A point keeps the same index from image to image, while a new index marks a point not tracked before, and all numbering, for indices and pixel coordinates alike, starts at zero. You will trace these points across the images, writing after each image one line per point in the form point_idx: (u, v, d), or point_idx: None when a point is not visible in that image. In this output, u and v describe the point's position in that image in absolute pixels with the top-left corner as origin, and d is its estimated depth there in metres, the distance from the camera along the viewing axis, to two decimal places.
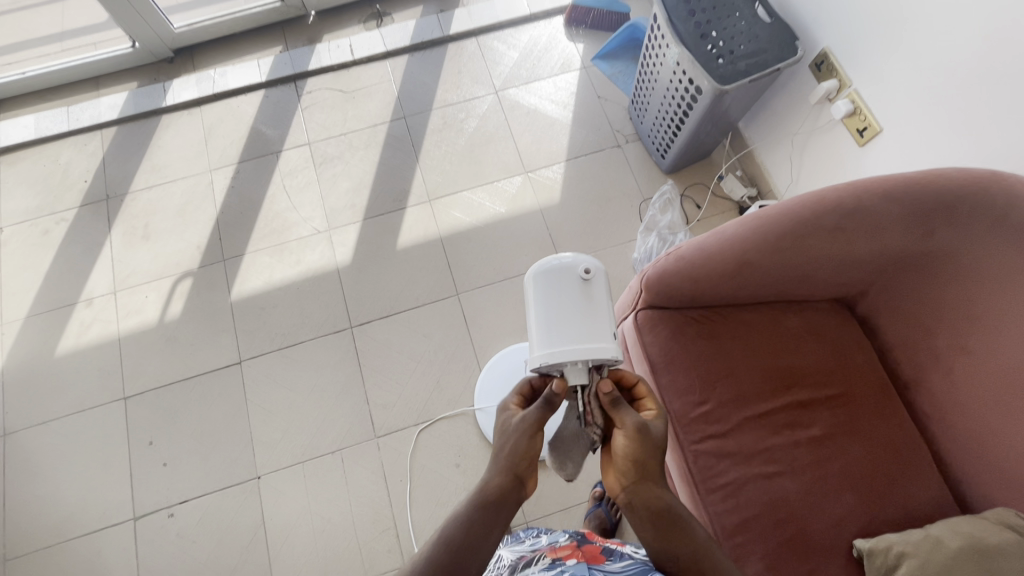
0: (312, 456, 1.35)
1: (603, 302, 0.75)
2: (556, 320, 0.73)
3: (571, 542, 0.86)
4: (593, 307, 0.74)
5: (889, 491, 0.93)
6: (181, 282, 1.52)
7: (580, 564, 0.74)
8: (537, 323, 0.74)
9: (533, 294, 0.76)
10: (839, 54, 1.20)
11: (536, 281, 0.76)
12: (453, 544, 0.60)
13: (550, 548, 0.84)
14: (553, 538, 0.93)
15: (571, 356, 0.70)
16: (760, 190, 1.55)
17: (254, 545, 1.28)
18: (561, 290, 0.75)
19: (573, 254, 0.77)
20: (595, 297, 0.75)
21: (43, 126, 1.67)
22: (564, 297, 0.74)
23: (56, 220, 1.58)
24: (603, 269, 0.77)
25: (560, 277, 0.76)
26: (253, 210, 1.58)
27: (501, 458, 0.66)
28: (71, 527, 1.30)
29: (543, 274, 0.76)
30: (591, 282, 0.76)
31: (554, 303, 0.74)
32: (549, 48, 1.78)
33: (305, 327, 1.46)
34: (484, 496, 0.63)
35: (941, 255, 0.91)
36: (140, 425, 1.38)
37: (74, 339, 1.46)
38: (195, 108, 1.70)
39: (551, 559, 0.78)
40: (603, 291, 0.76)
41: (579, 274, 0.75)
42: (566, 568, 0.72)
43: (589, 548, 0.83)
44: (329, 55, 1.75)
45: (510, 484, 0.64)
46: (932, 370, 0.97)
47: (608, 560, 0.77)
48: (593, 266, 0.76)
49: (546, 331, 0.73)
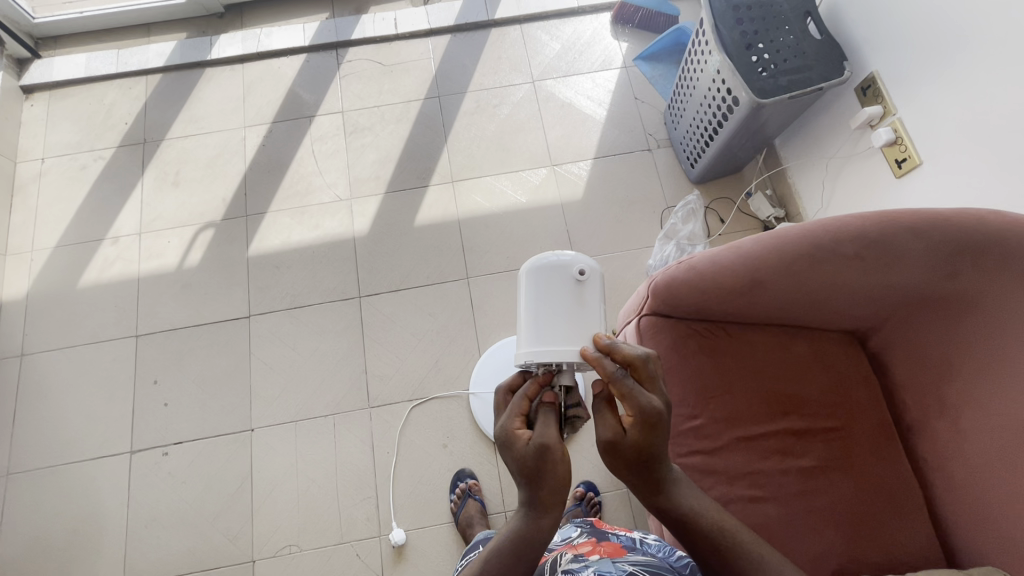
0: (305, 417, 1.37)
1: (594, 304, 0.72)
2: (545, 320, 0.70)
3: (589, 536, 0.87)
4: (583, 310, 0.71)
5: (876, 534, 0.90)
6: (204, 231, 1.55)
7: (603, 560, 0.77)
8: (527, 320, 0.71)
9: (525, 289, 0.73)
10: (887, 79, 1.15)
11: (528, 277, 0.73)
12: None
13: (569, 544, 0.85)
14: (564, 533, 0.92)
15: (558, 358, 0.68)
16: (787, 212, 1.51)
17: (240, 495, 1.31)
18: (553, 289, 0.71)
19: (571, 251, 0.72)
20: (587, 299, 0.71)
21: (93, 66, 1.72)
22: (556, 297, 0.71)
23: (94, 157, 1.63)
24: (600, 271, 0.73)
25: (552, 276, 0.71)
26: (280, 171, 1.61)
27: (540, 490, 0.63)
28: (71, 451, 1.35)
29: (535, 270, 0.72)
30: (586, 283, 0.72)
31: (545, 303, 0.71)
32: (592, 43, 1.76)
33: (315, 291, 1.49)
34: (529, 535, 0.64)
35: (964, 298, 0.87)
36: (148, 364, 1.43)
37: (98, 274, 1.51)
38: (237, 64, 1.74)
39: (574, 555, 0.80)
40: (596, 294, 0.72)
41: (573, 275, 0.71)
42: (591, 564, 0.75)
43: (609, 542, 0.84)
44: (373, 27, 1.76)
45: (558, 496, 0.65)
46: (937, 415, 0.93)
47: (628, 553, 0.79)
48: (589, 267, 0.72)
49: (536, 331, 0.70)
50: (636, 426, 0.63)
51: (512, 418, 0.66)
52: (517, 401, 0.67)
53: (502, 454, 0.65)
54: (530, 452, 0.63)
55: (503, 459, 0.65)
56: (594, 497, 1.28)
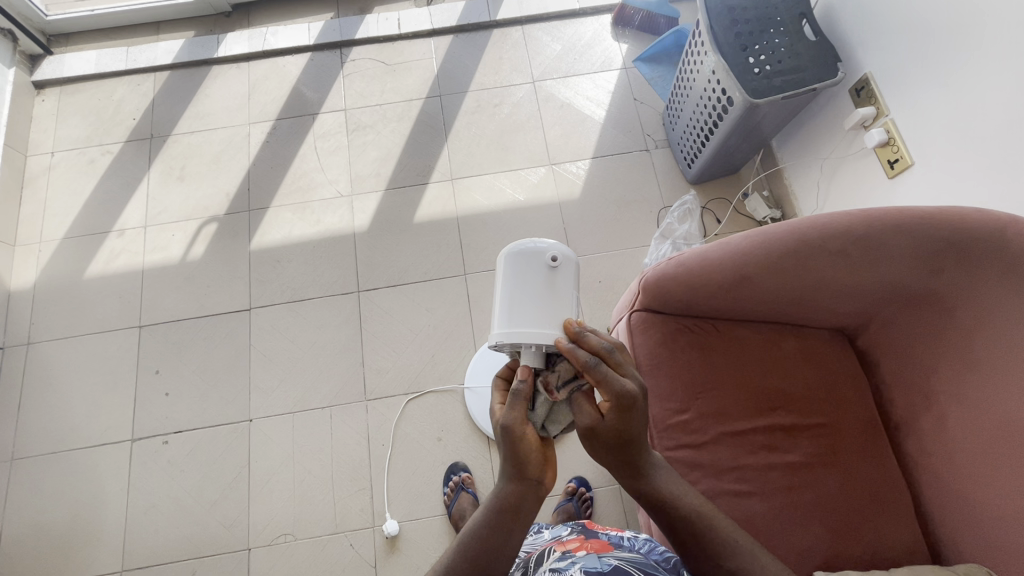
0: (302, 409, 1.39)
1: (567, 292, 0.71)
2: (517, 303, 0.70)
3: (579, 534, 0.88)
4: (556, 297, 0.70)
5: (861, 530, 0.91)
6: (207, 225, 1.58)
7: (590, 555, 0.77)
8: (499, 303, 0.71)
9: (500, 274, 0.73)
10: (881, 80, 1.16)
11: (504, 261, 0.73)
12: (471, 554, 0.65)
13: (557, 541, 0.86)
14: (554, 531, 0.93)
15: (527, 340, 0.67)
16: (783, 213, 1.52)
17: (237, 484, 1.33)
18: (527, 274, 0.71)
19: (547, 239, 0.73)
20: (560, 287, 0.71)
21: (103, 62, 1.76)
22: (528, 282, 0.70)
23: (103, 151, 1.67)
24: (575, 259, 0.73)
25: (527, 261, 0.71)
26: (283, 167, 1.64)
27: (505, 463, 0.67)
28: (75, 438, 1.38)
29: (511, 255, 0.73)
30: (559, 270, 0.71)
31: (517, 286, 0.70)
32: (593, 44, 1.78)
33: (315, 285, 1.51)
34: (498, 507, 0.67)
35: (949, 295, 0.88)
36: (150, 354, 1.46)
37: (103, 265, 1.55)
38: (243, 62, 1.77)
39: (562, 552, 0.80)
40: (569, 281, 0.72)
41: (546, 260, 0.71)
42: (578, 560, 0.75)
43: (598, 540, 0.85)
44: (377, 27, 1.78)
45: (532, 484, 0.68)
46: (924, 413, 0.94)
47: (615, 550, 0.80)
48: (563, 254, 0.72)
49: (507, 315, 0.70)
50: (614, 412, 0.64)
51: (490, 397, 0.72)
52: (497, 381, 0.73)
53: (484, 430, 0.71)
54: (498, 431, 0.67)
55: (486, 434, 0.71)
56: (586, 492, 1.29)
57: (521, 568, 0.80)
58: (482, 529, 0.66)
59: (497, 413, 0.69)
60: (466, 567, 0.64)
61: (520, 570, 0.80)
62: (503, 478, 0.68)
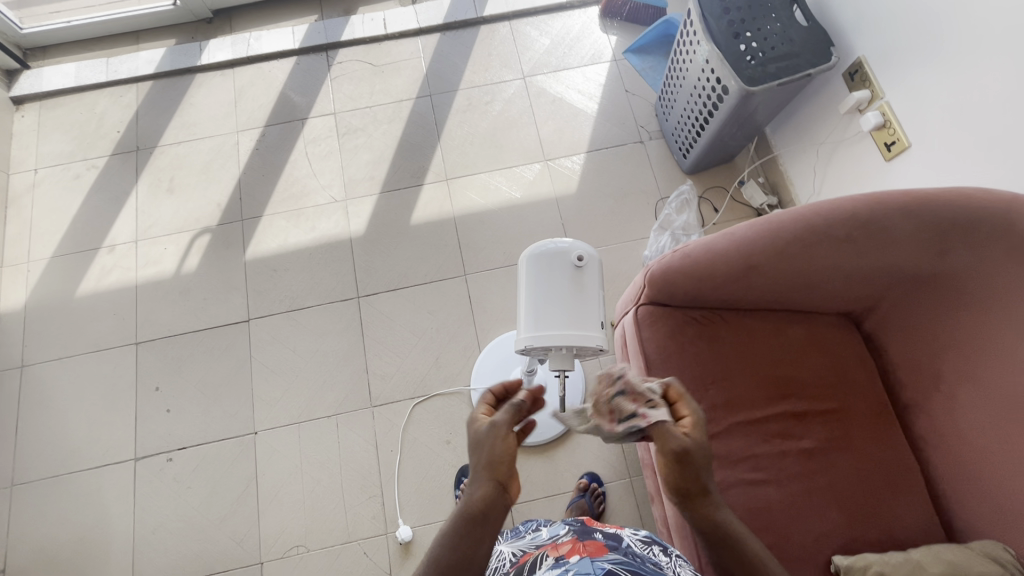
0: (308, 418, 1.38)
1: (593, 291, 0.74)
2: (545, 306, 0.73)
3: (574, 536, 0.86)
4: (583, 296, 0.73)
5: (876, 512, 0.92)
6: (200, 237, 1.56)
7: (583, 560, 0.75)
8: (526, 305, 0.74)
9: (526, 276, 0.75)
10: (875, 63, 1.17)
11: (529, 264, 0.75)
12: (443, 565, 0.57)
13: (552, 545, 0.84)
14: (551, 531, 0.92)
15: (557, 343, 0.71)
16: (780, 199, 1.52)
17: (245, 498, 1.32)
18: (554, 275, 0.73)
19: (570, 239, 0.75)
20: (586, 286, 0.73)
21: (83, 75, 1.72)
22: (555, 283, 0.73)
23: (88, 165, 1.63)
24: (598, 258, 0.75)
25: (553, 263, 0.73)
26: (274, 174, 1.61)
27: (476, 467, 0.60)
28: (75, 461, 1.35)
29: (536, 256, 0.74)
30: (585, 269, 0.74)
31: (545, 289, 0.73)
32: (582, 38, 1.76)
33: (314, 293, 1.49)
34: (465, 512, 0.58)
35: (954, 276, 0.89)
36: (149, 370, 1.43)
37: (95, 282, 1.51)
38: (228, 69, 1.74)
39: (556, 558, 0.78)
40: (594, 279, 0.74)
41: (572, 261, 0.73)
42: (571, 566, 0.73)
43: (592, 541, 0.82)
44: (363, 28, 1.76)
45: (498, 488, 0.59)
46: (932, 393, 0.95)
47: (609, 552, 0.77)
48: (587, 254, 0.74)
49: (535, 319, 0.73)
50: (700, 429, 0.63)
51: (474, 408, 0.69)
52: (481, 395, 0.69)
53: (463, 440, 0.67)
54: (475, 432, 0.63)
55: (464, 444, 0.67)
56: (598, 488, 1.29)
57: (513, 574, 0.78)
58: (452, 538, 0.58)
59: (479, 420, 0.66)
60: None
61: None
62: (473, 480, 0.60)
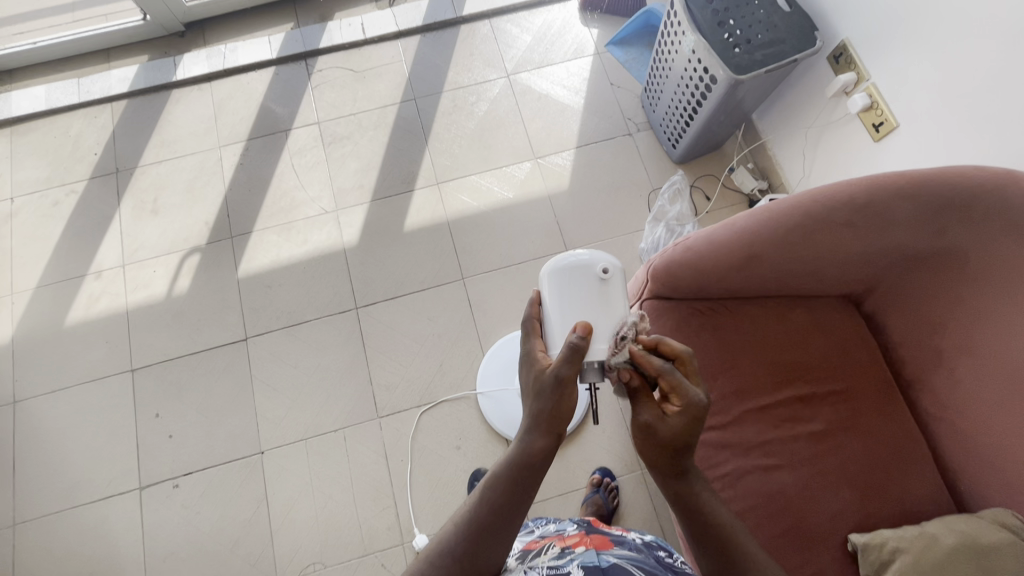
0: (315, 434, 1.36)
1: (617, 300, 0.79)
2: (572, 319, 0.76)
3: (581, 530, 0.86)
4: (608, 307, 0.77)
5: (887, 489, 0.93)
6: (189, 257, 1.52)
7: (589, 551, 0.73)
8: (554, 321, 0.77)
9: (549, 289, 0.79)
10: (858, 45, 1.18)
11: (552, 279, 0.79)
12: (495, 505, 0.61)
13: (559, 537, 0.83)
14: (559, 526, 0.92)
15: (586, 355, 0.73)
16: (770, 183, 1.54)
17: (257, 519, 1.30)
18: (580, 286, 0.78)
19: (590, 252, 0.79)
20: (611, 297, 0.78)
21: (54, 97, 1.67)
22: (580, 295, 0.77)
23: (66, 191, 1.59)
24: (620, 268, 0.80)
25: (579, 280, 0.78)
26: (262, 188, 1.58)
27: (535, 419, 0.64)
28: (78, 494, 1.33)
29: (560, 271, 0.79)
30: (609, 281, 0.79)
31: (571, 301, 0.77)
32: (563, 32, 1.76)
33: (311, 306, 1.47)
34: (524, 460, 0.63)
35: (952, 254, 0.91)
36: (147, 397, 1.40)
37: (83, 310, 1.48)
38: (205, 83, 1.70)
39: (561, 547, 0.76)
40: (618, 291, 0.79)
41: (597, 273, 0.78)
42: (576, 556, 0.71)
43: (599, 537, 0.82)
44: (340, 33, 1.73)
45: (556, 441, 0.64)
46: (936, 369, 0.97)
47: (616, 547, 0.76)
48: (611, 266, 0.79)
49: (563, 331, 0.76)
50: (682, 416, 0.63)
51: (534, 344, 0.73)
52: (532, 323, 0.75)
53: (522, 375, 0.70)
54: (539, 374, 0.67)
55: (523, 378, 0.70)
56: (610, 482, 1.30)
57: (517, 560, 0.77)
58: (507, 482, 0.62)
59: (543, 362, 0.69)
60: (492, 519, 0.60)
61: (517, 560, 0.77)
62: (532, 429, 0.64)
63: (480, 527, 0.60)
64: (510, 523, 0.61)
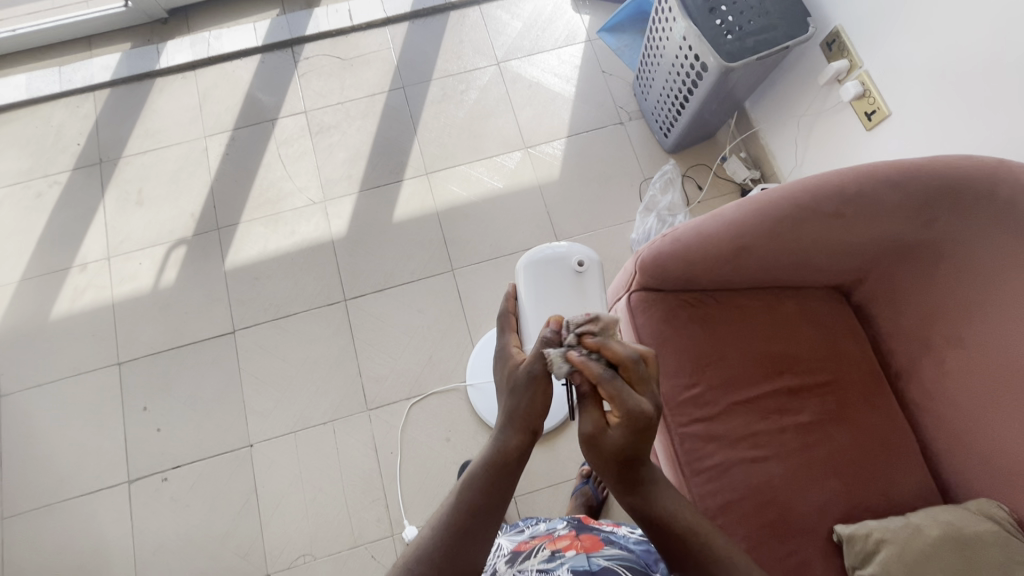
0: (304, 427, 1.36)
1: (592, 292, 0.80)
2: (548, 312, 0.77)
3: (571, 530, 0.85)
4: (585, 299, 0.79)
5: (874, 480, 0.93)
6: (176, 249, 1.51)
7: (579, 554, 0.73)
8: (531, 314, 0.77)
9: (526, 281, 0.79)
10: (852, 32, 1.16)
11: (529, 271, 0.79)
12: (473, 506, 0.60)
13: (549, 538, 0.83)
14: (549, 524, 0.92)
15: None
16: (763, 172, 1.52)
17: (247, 512, 1.30)
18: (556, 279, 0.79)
19: (567, 245, 0.81)
20: (587, 289, 0.80)
21: (35, 86, 1.64)
22: (557, 287, 0.78)
23: (49, 182, 1.56)
24: (595, 261, 0.82)
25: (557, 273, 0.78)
26: (248, 179, 1.56)
27: (510, 417, 0.65)
28: (66, 488, 1.32)
29: (537, 263, 0.79)
30: (584, 274, 0.80)
31: (548, 294, 0.78)
32: (554, 19, 1.73)
33: (298, 299, 1.46)
34: (499, 459, 0.63)
35: (942, 245, 0.90)
36: (135, 391, 1.39)
37: (68, 304, 1.46)
38: (189, 71, 1.67)
39: (551, 551, 0.76)
40: (593, 284, 0.81)
41: (573, 265, 0.80)
42: (566, 560, 0.72)
43: (588, 536, 0.82)
44: (327, 20, 1.70)
45: (530, 437, 0.65)
46: (924, 361, 0.96)
47: (607, 548, 0.76)
48: (587, 259, 0.81)
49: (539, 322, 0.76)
50: (623, 428, 0.62)
51: (508, 340, 0.73)
52: (507, 317, 0.75)
53: (495, 370, 0.70)
54: (514, 372, 0.67)
55: (497, 374, 0.70)
56: (600, 474, 1.29)
57: (507, 562, 0.77)
58: (483, 483, 0.62)
59: (518, 358, 0.70)
60: (470, 520, 0.59)
61: (508, 561, 0.77)
62: (508, 427, 0.65)
63: (458, 530, 0.58)
64: (488, 524, 0.60)
